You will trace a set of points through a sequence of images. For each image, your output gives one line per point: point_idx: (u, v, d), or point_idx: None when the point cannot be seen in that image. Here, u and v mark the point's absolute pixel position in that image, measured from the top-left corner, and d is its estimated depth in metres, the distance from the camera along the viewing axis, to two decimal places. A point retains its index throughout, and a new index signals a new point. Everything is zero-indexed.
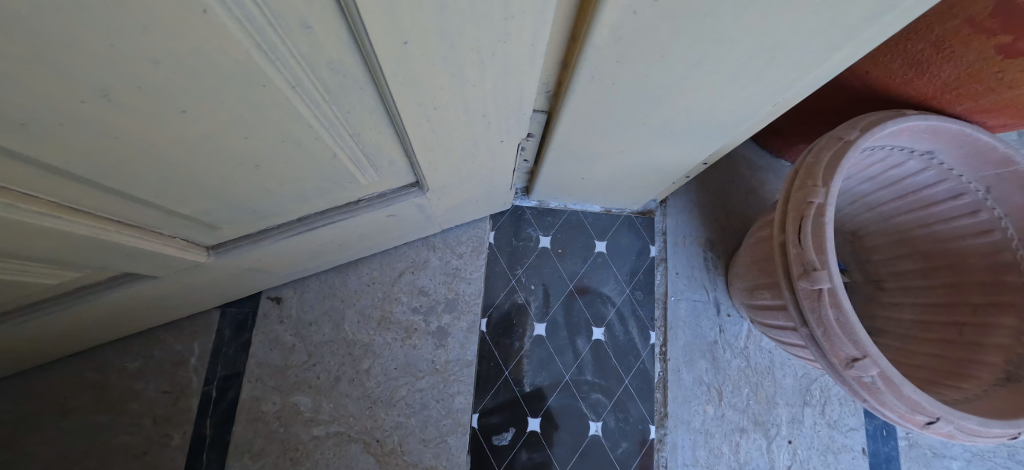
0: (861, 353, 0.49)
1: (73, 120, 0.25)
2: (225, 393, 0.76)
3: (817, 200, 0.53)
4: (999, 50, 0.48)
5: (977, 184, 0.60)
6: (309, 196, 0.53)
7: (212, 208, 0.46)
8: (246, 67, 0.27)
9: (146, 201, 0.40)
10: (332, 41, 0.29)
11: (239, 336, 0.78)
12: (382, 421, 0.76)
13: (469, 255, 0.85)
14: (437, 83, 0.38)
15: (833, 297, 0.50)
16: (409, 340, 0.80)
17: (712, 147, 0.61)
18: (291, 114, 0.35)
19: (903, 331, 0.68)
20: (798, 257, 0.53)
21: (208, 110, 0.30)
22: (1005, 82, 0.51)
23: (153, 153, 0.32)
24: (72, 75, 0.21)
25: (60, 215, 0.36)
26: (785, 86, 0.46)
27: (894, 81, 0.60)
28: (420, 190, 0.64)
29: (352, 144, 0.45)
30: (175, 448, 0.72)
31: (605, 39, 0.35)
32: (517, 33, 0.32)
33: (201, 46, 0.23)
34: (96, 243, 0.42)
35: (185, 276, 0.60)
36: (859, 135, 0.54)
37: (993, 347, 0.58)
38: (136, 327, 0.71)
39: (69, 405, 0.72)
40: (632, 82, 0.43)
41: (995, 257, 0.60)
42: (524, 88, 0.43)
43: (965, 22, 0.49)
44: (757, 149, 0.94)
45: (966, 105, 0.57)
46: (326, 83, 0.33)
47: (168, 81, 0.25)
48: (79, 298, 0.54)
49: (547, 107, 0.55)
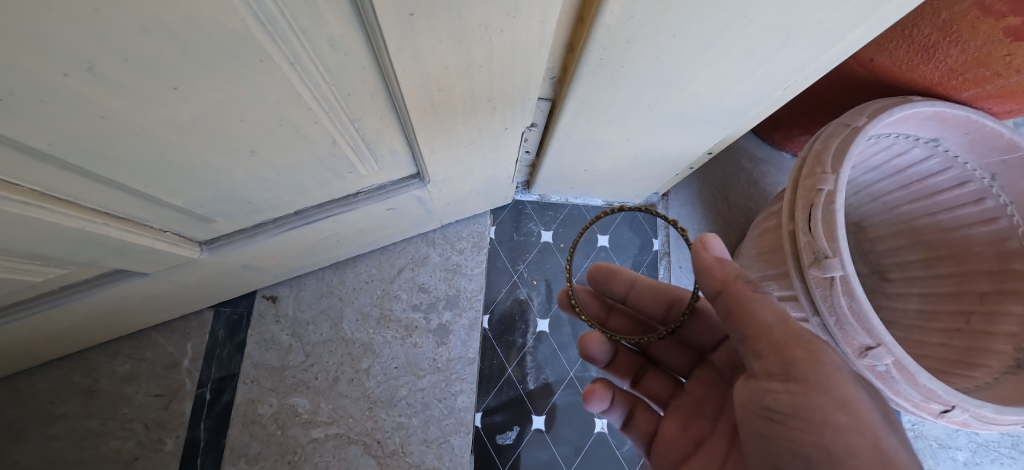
0: (874, 341, 0.48)
1: (55, 96, 0.23)
2: (220, 395, 0.73)
3: (827, 187, 0.52)
4: (1008, 33, 0.49)
5: (983, 172, 0.60)
6: (307, 187, 0.51)
7: (205, 198, 0.44)
8: (242, 40, 0.25)
9: (136, 189, 0.38)
10: (333, 14, 0.27)
11: (234, 337, 0.76)
12: (382, 422, 0.73)
13: (469, 251, 0.84)
14: (442, 62, 0.36)
15: (846, 285, 0.49)
16: (410, 338, 0.78)
17: (718, 134, 0.60)
18: (290, 94, 0.33)
19: (909, 321, 0.68)
20: (808, 245, 0.52)
21: (201, 88, 0.28)
22: (1013, 65, 0.52)
23: (142, 135, 0.31)
24: (53, 45, 0.19)
25: (42, 204, 0.34)
26: (797, 68, 0.45)
27: (899, 68, 0.60)
28: (421, 182, 0.63)
29: (352, 130, 0.43)
30: (168, 453, 0.70)
31: (617, 17, 0.33)
32: (527, 7, 0.31)
33: (194, 15, 0.21)
34: (80, 236, 0.40)
35: (179, 273, 0.58)
36: (867, 121, 0.54)
37: (1003, 335, 0.57)
38: (127, 328, 0.68)
39: (56, 412, 0.69)
40: (641, 65, 0.42)
41: (1001, 245, 0.60)
42: (532, 69, 0.42)
43: (974, 5, 0.49)
44: (757, 142, 0.94)
45: (971, 91, 0.58)
46: (326, 60, 0.31)
47: (158, 54, 0.23)
48: (67, 297, 0.52)
49: (551, 94, 0.54)
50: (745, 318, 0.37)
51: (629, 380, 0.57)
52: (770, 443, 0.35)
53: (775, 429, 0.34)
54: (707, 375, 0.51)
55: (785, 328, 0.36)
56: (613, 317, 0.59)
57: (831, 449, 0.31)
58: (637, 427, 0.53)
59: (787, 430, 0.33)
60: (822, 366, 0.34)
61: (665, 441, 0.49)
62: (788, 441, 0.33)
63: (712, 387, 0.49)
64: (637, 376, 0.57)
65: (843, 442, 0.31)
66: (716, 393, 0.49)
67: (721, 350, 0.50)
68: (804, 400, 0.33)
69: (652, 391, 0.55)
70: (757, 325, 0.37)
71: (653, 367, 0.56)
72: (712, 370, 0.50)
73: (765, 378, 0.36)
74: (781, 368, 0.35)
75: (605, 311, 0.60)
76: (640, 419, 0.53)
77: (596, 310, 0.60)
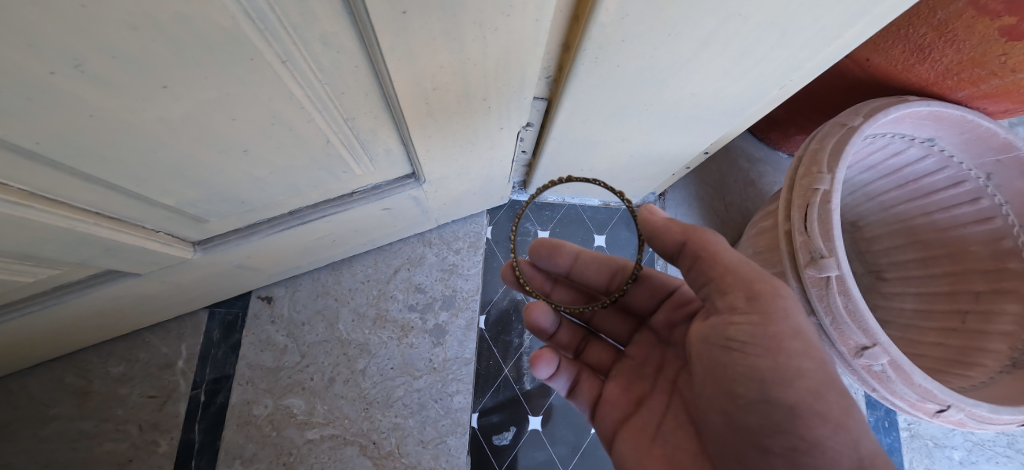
0: (870, 341, 0.48)
1: (42, 94, 0.23)
2: (215, 396, 0.72)
3: (823, 186, 0.52)
4: (1003, 33, 0.49)
5: (978, 171, 0.60)
6: (301, 187, 0.51)
7: (198, 198, 0.44)
8: (233, 37, 0.25)
9: (127, 189, 0.38)
10: (326, 11, 0.26)
11: (229, 337, 0.75)
12: (378, 423, 0.73)
13: (466, 251, 0.84)
14: (437, 60, 0.36)
15: (841, 285, 0.49)
16: (406, 339, 0.78)
17: (714, 133, 0.60)
18: (282, 92, 0.33)
19: (904, 321, 0.67)
20: (805, 245, 0.52)
21: (192, 86, 0.28)
22: (1008, 65, 0.52)
23: (132, 134, 0.30)
24: (39, 41, 0.19)
25: (32, 204, 0.33)
26: (793, 67, 0.45)
27: (896, 68, 0.60)
28: (417, 181, 0.63)
29: (346, 129, 0.43)
30: (162, 455, 0.69)
31: (612, 16, 0.33)
32: (521, 5, 0.31)
33: (183, 12, 0.21)
34: (72, 236, 0.39)
35: (172, 273, 0.58)
36: (863, 121, 0.54)
37: (998, 334, 0.58)
38: (121, 328, 0.68)
39: (49, 414, 0.68)
40: (637, 64, 0.42)
41: (996, 244, 0.60)
42: (527, 68, 0.42)
43: (969, 5, 0.49)
44: (754, 142, 0.94)
45: (967, 91, 0.58)
46: (319, 58, 0.31)
47: (146, 52, 0.23)
48: (59, 297, 0.51)
49: (547, 93, 0.54)
50: (711, 258, 0.37)
51: (573, 350, 0.57)
52: (728, 370, 0.35)
53: (735, 359, 0.34)
54: (646, 338, 0.51)
55: (744, 266, 0.36)
56: (557, 289, 0.57)
57: (785, 372, 0.33)
58: (581, 395, 0.52)
59: (748, 360, 0.34)
60: (782, 298, 0.35)
61: (608, 405, 0.49)
62: (746, 367, 0.33)
63: (651, 349, 0.50)
64: (580, 346, 0.56)
65: (796, 366, 0.33)
66: (655, 354, 0.49)
67: (658, 312, 0.50)
68: (765, 330, 0.33)
69: (594, 359, 0.55)
70: (721, 265, 0.36)
71: (595, 337, 0.56)
72: (651, 333, 0.51)
73: (729, 312, 0.35)
74: (745, 302, 0.35)
75: (549, 284, 0.58)
76: (584, 386, 0.52)
77: (540, 282, 0.58)
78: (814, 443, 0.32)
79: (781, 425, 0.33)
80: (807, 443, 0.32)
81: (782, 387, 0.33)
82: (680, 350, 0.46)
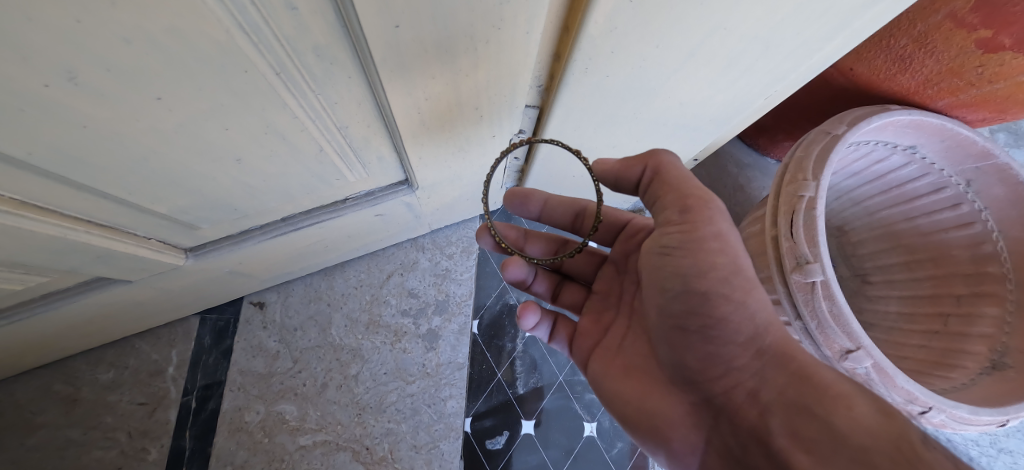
0: (854, 345, 0.50)
1: (33, 106, 0.23)
2: (206, 403, 0.72)
3: (807, 193, 0.53)
4: (980, 45, 0.51)
5: (958, 178, 0.62)
6: (294, 194, 0.51)
7: (190, 206, 0.44)
8: (226, 50, 0.25)
9: (119, 197, 0.38)
10: (318, 23, 0.27)
11: (220, 343, 0.75)
12: (371, 428, 0.73)
13: (459, 255, 0.84)
14: (429, 71, 0.37)
15: (826, 290, 0.50)
16: (399, 344, 0.78)
17: (703, 140, 0.61)
18: (274, 102, 0.33)
19: (889, 323, 0.68)
20: (791, 250, 0.53)
21: (185, 97, 0.28)
22: (984, 76, 0.55)
23: (125, 143, 0.30)
24: (33, 54, 0.19)
25: (22, 213, 0.33)
26: (777, 78, 0.46)
27: (878, 77, 0.62)
28: (409, 188, 0.63)
29: (339, 137, 0.43)
30: (152, 463, 0.69)
31: (601, 29, 0.34)
32: (511, 18, 0.32)
33: (177, 26, 0.21)
34: (62, 244, 0.39)
35: (164, 280, 0.57)
36: (846, 129, 0.55)
37: (978, 336, 0.60)
38: (110, 335, 0.67)
39: (36, 422, 0.67)
40: (626, 74, 0.43)
41: (977, 249, 0.62)
42: (518, 78, 0.42)
43: (947, 17, 0.51)
44: (743, 148, 0.95)
45: (946, 100, 0.61)
46: (311, 69, 0.31)
47: (140, 64, 0.23)
48: (48, 304, 0.51)
49: (538, 101, 0.54)
50: (663, 181, 0.39)
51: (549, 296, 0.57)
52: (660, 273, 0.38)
53: (666, 262, 0.37)
54: (609, 271, 0.52)
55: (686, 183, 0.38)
56: (531, 243, 0.57)
57: (702, 266, 0.35)
58: (559, 334, 0.53)
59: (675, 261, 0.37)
60: (711, 209, 0.36)
61: (581, 337, 0.51)
62: (673, 268, 0.37)
63: (612, 280, 0.51)
64: (556, 291, 0.57)
65: (711, 260, 0.35)
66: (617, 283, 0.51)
67: (617, 246, 0.52)
68: (690, 233, 0.36)
69: (568, 300, 0.56)
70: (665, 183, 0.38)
71: (569, 280, 0.57)
72: (611, 266, 0.52)
73: (665, 226, 0.38)
74: (678, 214, 0.37)
75: (522, 239, 0.57)
76: (560, 326, 0.53)
77: (513, 239, 0.57)
78: (719, 319, 0.36)
79: (695, 308, 0.36)
80: (715, 322, 0.36)
81: (701, 279, 0.35)
82: (634, 274, 0.48)
